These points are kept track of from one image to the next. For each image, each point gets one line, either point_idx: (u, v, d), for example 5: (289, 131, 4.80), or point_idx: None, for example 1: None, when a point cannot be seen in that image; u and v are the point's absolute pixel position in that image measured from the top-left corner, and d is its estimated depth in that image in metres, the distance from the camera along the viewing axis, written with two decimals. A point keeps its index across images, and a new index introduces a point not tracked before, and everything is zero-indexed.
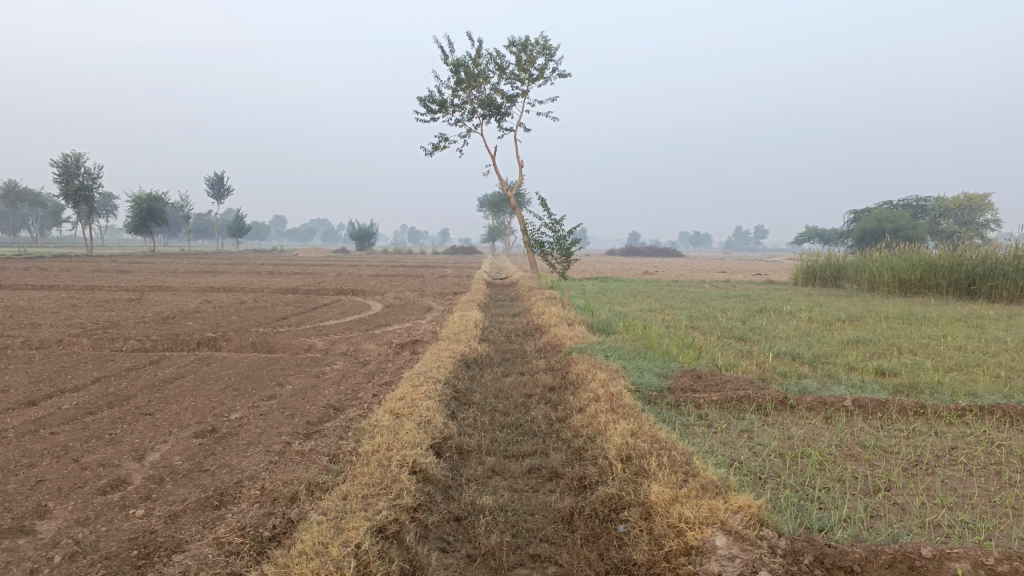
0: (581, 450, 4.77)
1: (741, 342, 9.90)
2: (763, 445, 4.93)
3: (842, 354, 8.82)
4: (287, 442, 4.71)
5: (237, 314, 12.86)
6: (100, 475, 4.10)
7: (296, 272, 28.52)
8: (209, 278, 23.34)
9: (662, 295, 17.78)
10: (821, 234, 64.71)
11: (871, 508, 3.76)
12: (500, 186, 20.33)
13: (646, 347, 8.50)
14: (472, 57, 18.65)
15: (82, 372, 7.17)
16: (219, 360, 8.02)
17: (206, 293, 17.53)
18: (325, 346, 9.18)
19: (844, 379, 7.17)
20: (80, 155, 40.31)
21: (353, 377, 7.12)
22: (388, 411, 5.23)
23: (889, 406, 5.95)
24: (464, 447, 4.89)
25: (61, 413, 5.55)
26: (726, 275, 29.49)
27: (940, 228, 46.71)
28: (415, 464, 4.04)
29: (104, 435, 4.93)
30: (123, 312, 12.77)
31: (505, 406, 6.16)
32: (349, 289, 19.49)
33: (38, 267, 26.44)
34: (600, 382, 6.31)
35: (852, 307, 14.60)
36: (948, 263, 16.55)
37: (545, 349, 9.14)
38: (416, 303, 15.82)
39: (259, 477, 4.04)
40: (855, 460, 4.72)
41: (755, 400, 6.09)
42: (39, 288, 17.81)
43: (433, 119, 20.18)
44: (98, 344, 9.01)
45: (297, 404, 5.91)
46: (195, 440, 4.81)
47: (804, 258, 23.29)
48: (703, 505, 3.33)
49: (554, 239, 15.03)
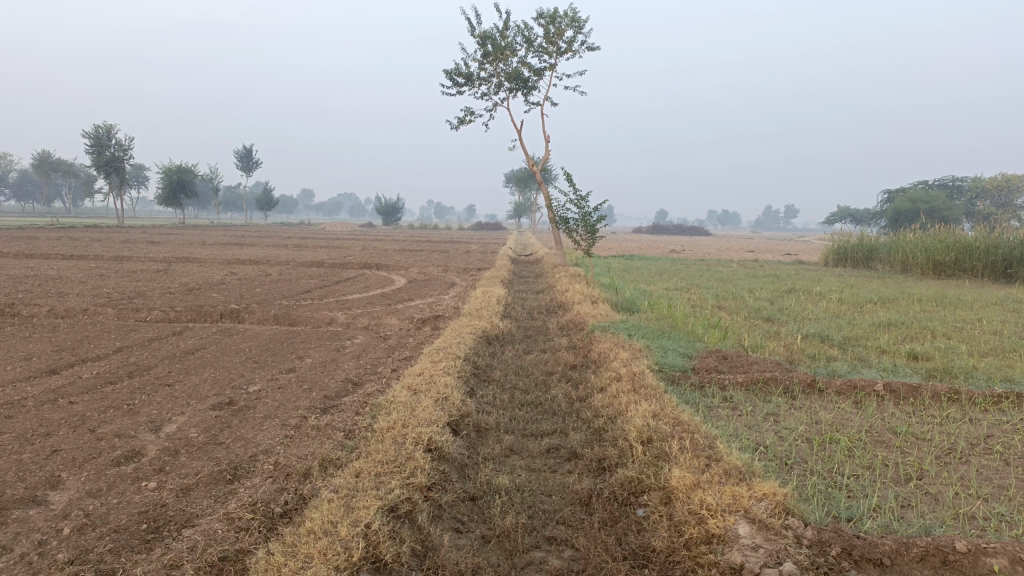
0: (601, 431, 4.67)
1: (768, 322, 9.71)
2: (789, 429, 4.79)
3: (873, 337, 8.58)
4: (303, 417, 4.66)
5: (261, 286, 12.89)
6: (115, 446, 4.08)
7: (322, 245, 28.59)
8: (235, 250, 23.50)
9: (689, 273, 17.53)
10: (853, 214, 63.51)
11: (902, 498, 3.61)
12: (526, 161, 20.11)
13: (671, 326, 8.35)
14: (499, 29, 18.36)
15: (105, 342, 7.20)
16: (240, 332, 8.02)
17: (232, 265, 17.63)
18: (347, 320, 9.15)
19: (875, 363, 6.97)
20: (110, 126, 40.69)
21: (373, 351, 7.06)
22: (406, 387, 5.15)
23: (921, 392, 5.76)
24: (482, 424, 4.81)
25: (81, 382, 5.56)
26: (754, 255, 29.01)
27: (977, 210, 45.56)
28: (431, 442, 3.96)
29: (122, 406, 4.92)
30: (150, 283, 12.86)
31: (525, 384, 6.07)
32: (373, 263, 19.46)
33: (69, 238, 26.79)
34: (622, 361, 6.18)
35: (883, 289, 14.28)
36: (985, 245, 16.11)
37: (567, 326, 9.03)
38: (440, 278, 15.74)
39: (273, 452, 3.99)
40: (885, 447, 4.56)
41: (781, 382, 5.93)
42: (69, 257, 18.02)
43: (459, 92, 19.97)
44: (122, 314, 9.06)
45: (316, 378, 5.86)
46: (212, 412, 4.77)
47: (835, 238, 22.83)
48: (726, 492, 3.20)
49: (579, 215, 14.83)
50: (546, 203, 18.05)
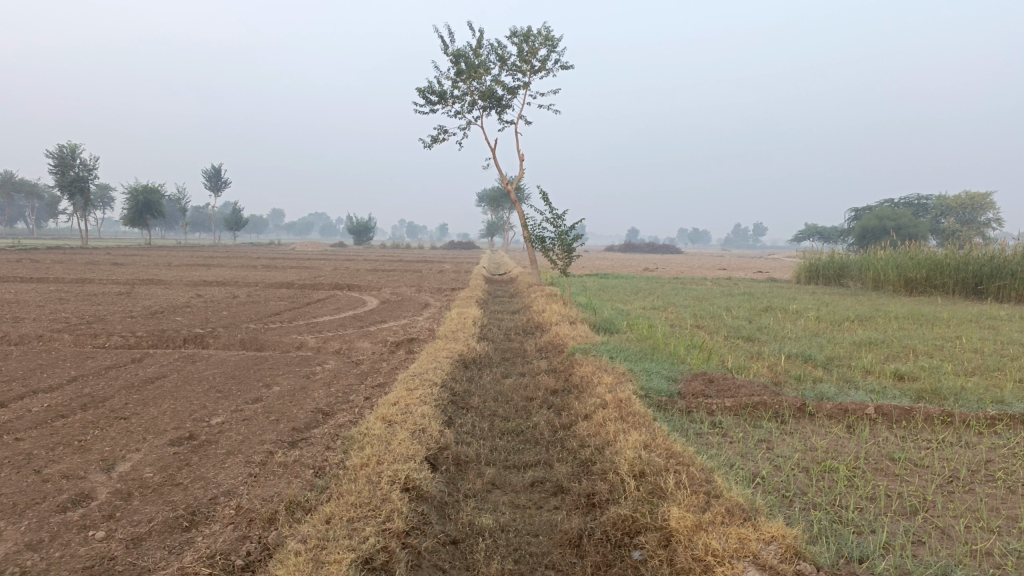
0: (588, 463, 4.41)
1: (749, 342, 9.55)
2: (785, 457, 4.58)
3: (857, 357, 8.45)
4: (269, 452, 4.34)
5: (228, 309, 12.48)
6: (62, 490, 3.73)
7: (294, 266, 28.07)
8: (202, 272, 22.92)
9: (664, 292, 17.39)
10: (822, 232, 64.34)
11: (912, 533, 3.41)
12: (501, 180, 19.93)
13: (653, 347, 8.15)
14: (472, 47, 18.24)
15: (58, 371, 6.80)
16: (204, 358, 7.65)
17: (199, 287, 17.14)
18: (318, 344, 8.81)
19: (862, 384, 6.81)
20: (75, 146, 39.84)
21: (345, 378, 6.74)
22: (380, 418, 4.85)
23: (913, 414, 5.59)
24: (461, 457, 4.53)
25: (30, 416, 5.17)
26: (727, 273, 29.04)
27: (942, 227, 46.37)
28: (408, 480, 3.67)
29: (72, 443, 4.55)
30: (111, 307, 12.38)
31: (505, 411, 5.80)
32: (344, 284, 19.06)
33: (29, 259, 26.00)
34: (606, 386, 5.93)
35: (859, 306, 14.25)
36: (955, 262, 16.20)
37: (547, 348, 8.78)
38: (414, 299, 15.43)
39: (236, 494, 3.67)
40: (885, 476, 4.36)
41: (771, 407, 5.72)
42: (28, 280, 17.39)
43: (432, 110, 19.77)
44: (80, 340, 8.63)
45: (284, 408, 5.53)
46: (170, 449, 4.44)
47: (806, 256, 22.93)
48: (731, 535, 2.96)
49: (555, 234, 14.66)
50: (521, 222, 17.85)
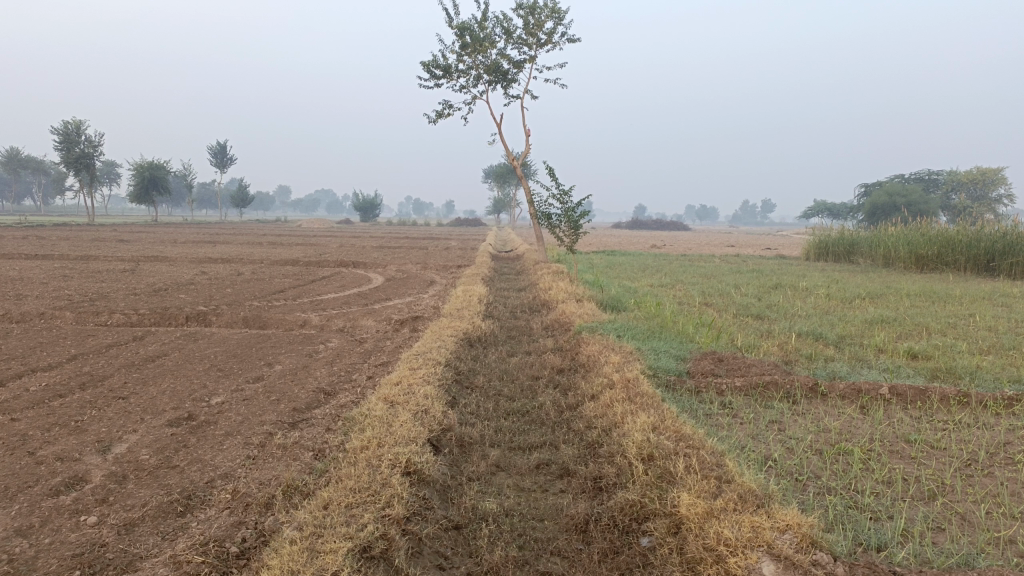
0: (595, 445, 4.30)
1: (758, 320, 9.41)
2: (797, 440, 4.46)
3: (869, 335, 8.29)
4: (269, 434, 4.24)
5: (232, 286, 12.39)
6: (56, 472, 3.64)
7: (301, 243, 27.93)
8: (208, 248, 22.81)
9: (672, 269, 17.23)
10: (831, 208, 63.84)
11: (931, 519, 3.30)
12: (507, 156, 19.70)
13: (661, 325, 8.01)
14: (477, 20, 17.93)
15: (58, 349, 6.72)
16: (207, 336, 7.54)
17: (204, 264, 17.06)
18: (321, 322, 8.70)
19: (875, 364, 6.67)
20: (80, 122, 39.62)
21: (348, 357, 6.64)
22: (382, 399, 4.73)
23: (929, 395, 5.45)
24: (465, 439, 4.42)
25: (27, 396, 5.09)
26: (735, 250, 28.81)
27: (954, 203, 45.85)
28: (409, 463, 3.56)
29: (68, 424, 4.46)
30: (115, 284, 12.28)
31: (510, 391, 5.70)
32: (349, 261, 18.92)
33: (35, 236, 25.93)
34: (614, 366, 5.80)
35: (870, 284, 14.06)
36: (967, 238, 15.95)
37: (553, 327, 8.65)
38: (419, 276, 15.30)
39: (233, 477, 3.57)
40: (901, 459, 4.24)
41: (783, 387, 5.59)
42: (33, 257, 17.32)
43: (437, 85, 19.51)
44: (82, 318, 8.54)
45: (285, 388, 5.42)
46: (168, 430, 4.34)
47: (816, 232, 22.66)
48: (744, 523, 2.84)
49: (562, 211, 14.46)
50: (527, 199, 17.66)
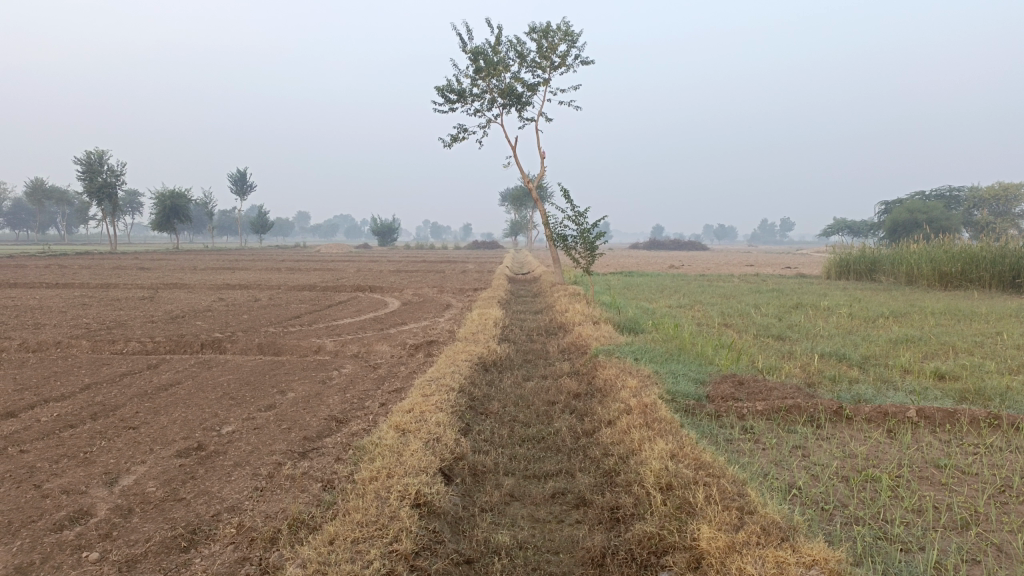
0: (612, 473, 4.17)
1: (779, 341, 9.24)
2: (822, 466, 4.30)
3: (894, 355, 8.09)
4: (278, 464, 4.15)
5: (249, 313, 12.38)
6: (61, 506, 3.58)
7: (319, 268, 28.05)
8: (227, 275, 22.95)
9: (691, 289, 17.05)
10: (851, 226, 63.32)
11: (965, 551, 3.13)
12: (523, 178, 19.70)
13: (679, 347, 7.86)
14: (491, 44, 18.03)
15: (71, 379, 6.69)
16: (221, 364, 7.51)
17: (222, 291, 17.14)
18: (336, 348, 8.64)
19: (901, 385, 6.48)
20: (103, 152, 40.27)
21: (362, 383, 6.55)
22: (393, 426, 4.64)
23: (958, 417, 5.27)
24: (479, 467, 4.31)
25: (37, 426, 5.05)
26: (754, 270, 28.56)
27: (976, 220, 45.29)
28: (419, 495, 3.45)
29: (77, 455, 4.41)
30: (133, 312, 12.34)
31: (525, 417, 5.58)
32: (365, 286, 18.93)
33: (58, 265, 26.26)
34: (631, 390, 5.66)
35: (893, 302, 13.83)
36: (991, 255, 15.68)
37: (569, 350, 8.54)
38: (436, 300, 15.25)
39: (239, 510, 3.48)
40: (931, 485, 4.07)
41: (806, 410, 5.43)
42: (54, 286, 17.49)
43: (452, 109, 19.61)
44: (98, 347, 8.55)
45: (297, 416, 5.34)
46: (176, 460, 4.27)
47: (836, 251, 22.40)
48: (767, 558, 2.70)
49: (577, 232, 14.36)
50: (543, 221, 17.59)
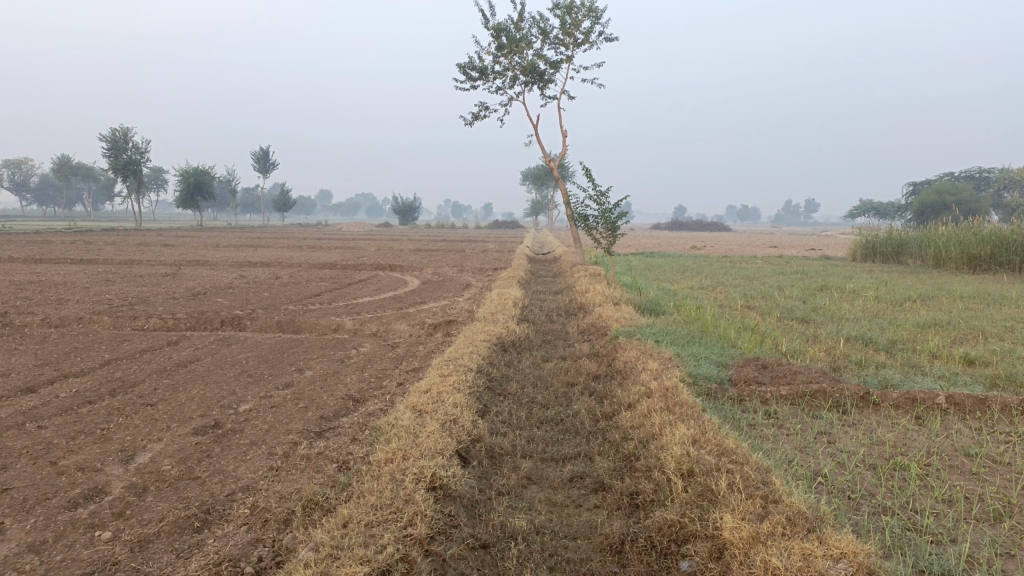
0: (632, 457, 4.09)
1: (803, 324, 9.08)
2: (848, 453, 4.19)
3: (922, 339, 7.91)
4: (293, 443, 4.11)
5: (269, 290, 12.40)
6: (76, 483, 3.56)
7: (340, 246, 28.10)
8: (248, 252, 23.04)
9: (713, 271, 16.85)
10: (877, 208, 62.34)
11: (999, 544, 3.02)
12: (544, 157, 19.52)
13: (701, 330, 7.74)
14: (513, 21, 17.80)
15: (92, 354, 6.72)
16: (239, 341, 7.51)
17: (243, 268, 17.20)
18: (354, 326, 8.62)
19: (929, 370, 6.32)
20: (127, 129, 40.54)
21: (379, 363, 6.50)
22: (410, 407, 4.58)
23: (989, 404, 5.11)
24: (496, 450, 4.25)
25: (56, 402, 5.06)
26: (777, 251, 28.20)
27: (1006, 202, 44.39)
28: (435, 478, 3.39)
29: (94, 432, 4.41)
30: (154, 288, 12.40)
31: (544, 398, 5.51)
32: (385, 264, 18.91)
33: (84, 241, 26.53)
34: (651, 373, 5.56)
35: (920, 285, 13.56)
36: (1023, 238, 15.31)
37: (589, 331, 8.45)
38: (455, 279, 15.18)
39: (254, 490, 3.45)
40: (961, 474, 3.94)
41: (831, 395, 5.30)
42: (79, 262, 17.66)
43: (473, 87, 19.44)
44: (119, 323, 8.58)
45: (314, 394, 5.31)
46: (193, 439, 4.25)
47: (862, 232, 22.03)
48: (793, 550, 2.60)
49: (599, 212, 14.21)
50: (564, 200, 17.44)
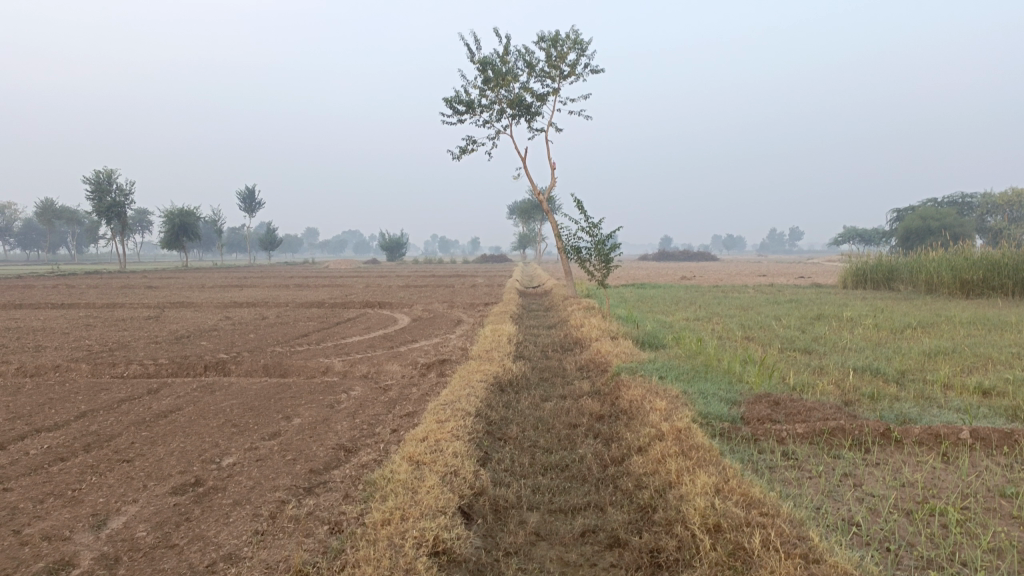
0: (648, 509, 3.79)
1: (806, 355, 8.83)
2: (877, 497, 3.90)
3: (930, 369, 7.67)
4: (281, 502, 3.79)
5: (255, 331, 12.06)
6: (41, 555, 3.23)
7: (328, 284, 27.76)
8: (234, 292, 22.70)
9: (706, 301, 16.65)
10: (862, 235, 62.71)
11: None
12: (533, 191, 19.39)
13: (705, 363, 7.47)
14: (499, 54, 17.78)
15: (67, 406, 6.35)
16: (224, 387, 7.17)
17: (228, 309, 16.83)
18: (344, 368, 8.29)
19: (946, 402, 6.06)
20: (111, 171, 40.24)
21: (371, 407, 6.18)
22: (406, 458, 4.27)
23: (1016, 438, 4.84)
24: (500, 503, 3.94)
25: (26, 460, 4.71)
26: (768, 280, 28.08)
27: (990, 227, 44.72)
28: (437, 542, 3.09)
29: (64, 493, 4.06)
30: (136, 332, 12.02)
31: (547, 442, 5.20)
32: (374, 302, 18.59)
33: (66, 285, 26.12)
34: (660, 413, 5.27)
35: (916, 312, 13.39)
36: (1014, 262, 15.22)
37: (588, 367, 8.16)
38: (445, 316, 14.89)
39: (237, 559, 3.12)
40: (1002, 518, 3.66)
41: (850, 433, 5.02)
42: (59, 306, 17.24)
43: (460, 121, 19.37)
44: (97, 370, 8.22)
45: (302, 445, 4.98)
46: (171, 499, 3.92)
47: (852, 259, 21.94)
48: None
49: (591, 244, 14.02)
50: (555, 233, 17.26)
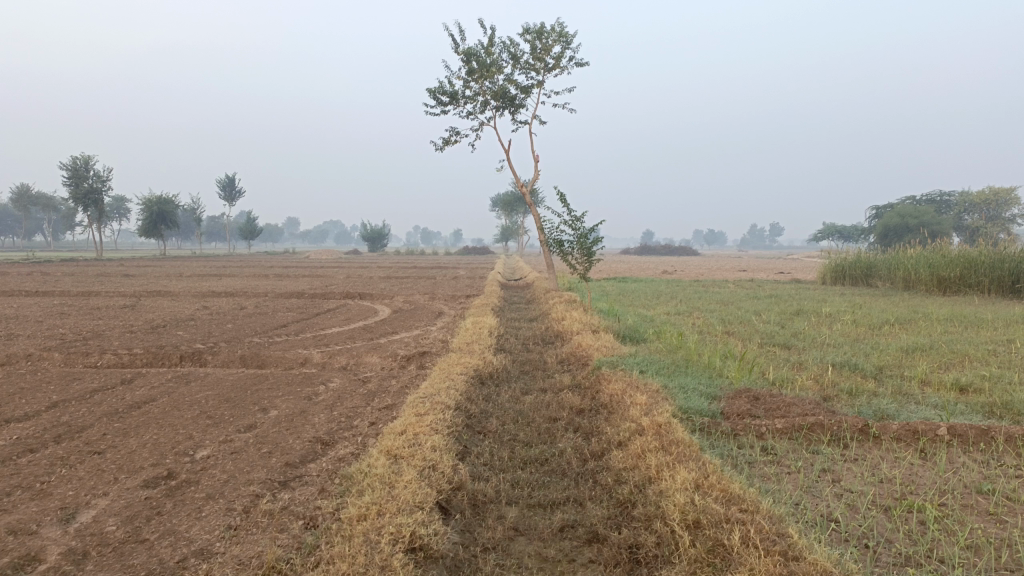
0: (627, 504, 3.77)
1: (785, 350, 8.86)
2: (856, 494, 3.91)
3: (908, 365, 7.72)
4: (255, 496, 3.72)
5: (233, 322, 11.92)
6: (6, 549, 3.14)
7: (308, 275, 27.53)
8: (213, 282, 22.45)
9: (687, 296, 16.69)
10: (841, 231, 63.22)
11: None
12: (516, 183, 19.32)
13: (686, 358, 7.47)
14: (483, 46, 17.67)
15: (38, 396, 6.23)
16: (200, 378, 7.06)
17: (206, 298, 16.63)
18: (323, 359, 8.20)
19: (923, 399, 6.09)
20: (89, 158, 39.66)
21: (350, 400, 6.11)
22: (384, 452, 4.21)
23: (993, 435, 4.86)
24: (479, 498, 3.90)
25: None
26: (748, 275, 28.19)
27: (967, 225, 45.27)
28: (414, 538, 3.05)
29: (32, 486, 3.97)
30: (112, 321, 11.84)
31: (527, 436, 5.17)
32: (355, 293, 18.46)
33: (40, 272, 25.70)
34: (640, 408, 5.26)
35: (894, 308, 13.50)
36: (991, 260, 15.39)
37: (569, 361, 8.14)
38: (426, 308, 14.80)
39: (209, 554, 3.05)
40: (978, 515, 3.67)
41: (829, 428, 5.03)
42: (34, 294, 16.95)
43: (443, 112, 19.25)
44: (71, 360, 8.07)
45: (279, 438, 4.90)
46: (143, 492, 3.84)
47: (832, 255, 22.09)
48: None
49: (574, 237, 13.99)
50: (537, 225, 17.22)
